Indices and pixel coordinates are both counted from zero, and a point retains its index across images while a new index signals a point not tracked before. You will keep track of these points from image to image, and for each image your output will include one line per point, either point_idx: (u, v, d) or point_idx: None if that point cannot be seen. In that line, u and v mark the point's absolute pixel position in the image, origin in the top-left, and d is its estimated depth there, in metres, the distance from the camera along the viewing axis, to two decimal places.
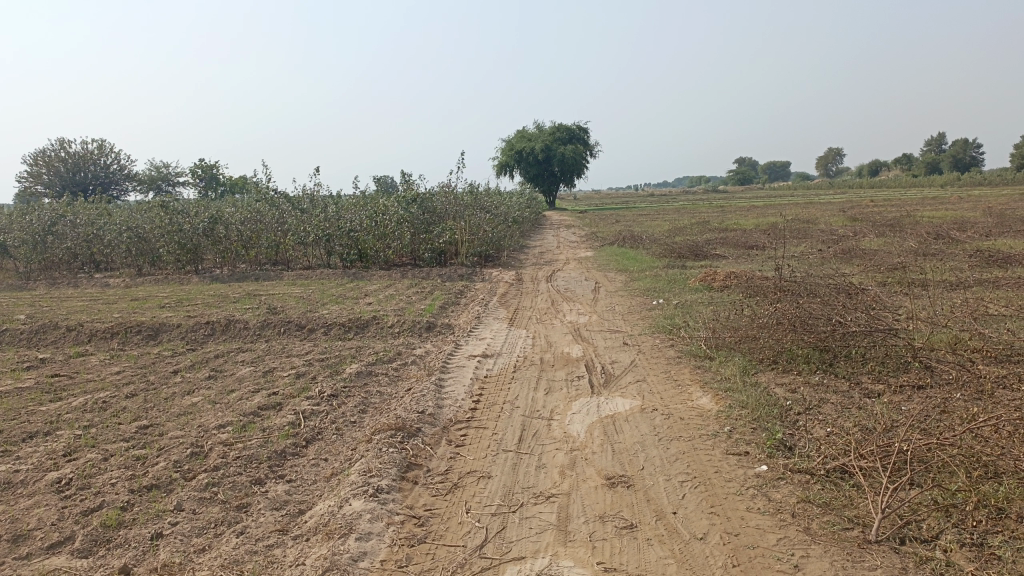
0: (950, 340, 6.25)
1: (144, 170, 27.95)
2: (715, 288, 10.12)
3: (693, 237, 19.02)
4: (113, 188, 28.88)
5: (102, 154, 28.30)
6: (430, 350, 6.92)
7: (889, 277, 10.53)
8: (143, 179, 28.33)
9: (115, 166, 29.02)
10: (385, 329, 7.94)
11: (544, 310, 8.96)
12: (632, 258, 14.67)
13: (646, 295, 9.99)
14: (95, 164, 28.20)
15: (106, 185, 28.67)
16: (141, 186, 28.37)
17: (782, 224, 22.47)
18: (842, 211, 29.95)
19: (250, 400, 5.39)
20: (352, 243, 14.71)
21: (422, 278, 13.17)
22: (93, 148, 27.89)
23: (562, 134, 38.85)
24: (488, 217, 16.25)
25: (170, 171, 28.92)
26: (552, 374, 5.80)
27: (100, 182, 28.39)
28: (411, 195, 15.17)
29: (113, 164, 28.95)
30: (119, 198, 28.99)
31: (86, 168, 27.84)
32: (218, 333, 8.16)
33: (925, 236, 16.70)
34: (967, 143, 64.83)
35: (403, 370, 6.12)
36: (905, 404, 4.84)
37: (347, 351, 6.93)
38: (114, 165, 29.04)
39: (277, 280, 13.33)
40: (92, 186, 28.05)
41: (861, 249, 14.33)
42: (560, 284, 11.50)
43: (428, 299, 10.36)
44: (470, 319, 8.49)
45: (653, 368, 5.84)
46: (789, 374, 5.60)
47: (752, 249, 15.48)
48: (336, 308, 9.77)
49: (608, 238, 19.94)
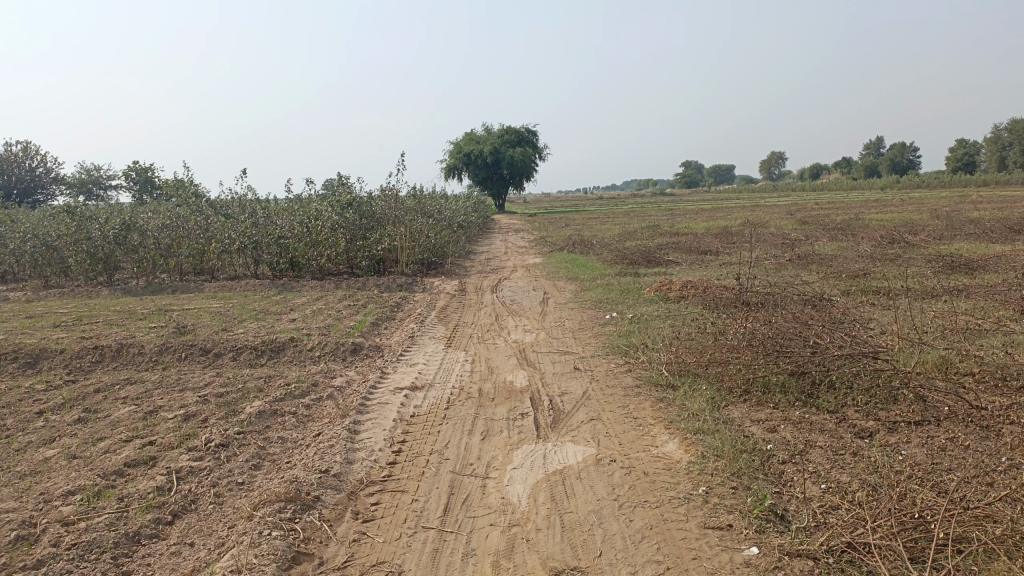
0: (938, 361, 5.57)
1: (73, 172, 26.19)
2: (671, 299, 9.38)
3: (644, 242, 18.37)
4: (39, 192, 27.03)
5: (27, 156, 26.48)
6: (351, 379, 5.96)
7: (853, 285, 9.94)
8: (71, 183, 26.55)
9: (41, 169, 27.13)
10: (303, 353, 6.94)
11: (487, 327, 8.08)
12: (583, 265, 13.91)
13: (599, 307, 9.19)
14: (20, 167, 26.35)
15: (31, 190, 26.82)
16: (69, 190, 26.58)
17: (733, 228, 22.01)
18: (790, 214, 29.85)
19: (119, 456, 4.37)
20: (282, 251, 13.61)
21: (357, 288, 12.19)
22: (17, 150, 26.06)
23: (512, 137, 38.12)
24: (430, 222, 15.32)
25: (101, 174, 27.20)
26: (491, 412, 4.91)
27: (24, 186, 26.50)
28: (346, 199, 14.14)
29: (39, 166, 27.12)
30: (45, 203, 27.08)
31: (10, 171, 25.96)
32: (107, 361, 7.06)
33: (879, 240, 16.33)
34: (905, 146, 66.22)
35: (316, 408, 5.17)
36: (905, 448, 4.09)
37: (254, 383, 5.94)
38: (41, 168, 27.15)
39: (196, 292, 12.17)
40: (15, 191, 26.18)
41: (818, 254, 13.84)
42: (506, 295, 10.63)
43: (360, 314, 9.37)
44: (404, 338, 7.56)
45: (609, 402, 4.99)
46: (765, 407, 4.82)
47: (706, 255, 14.88)
48: (255, 326, 8.72)
49: (558, 244, 19.14)
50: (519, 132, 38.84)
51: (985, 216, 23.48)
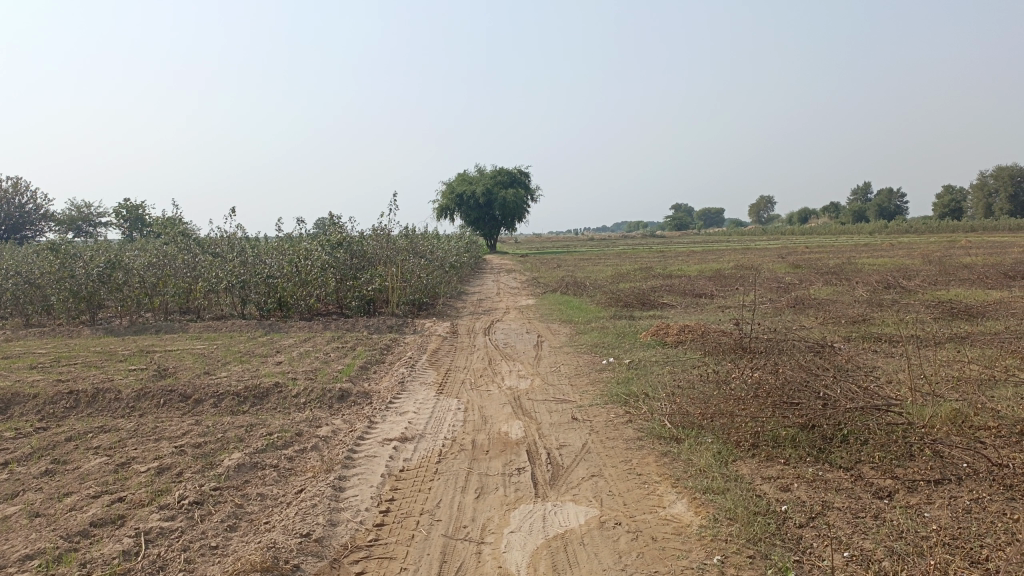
0: (952, 414, 5.33)
1: (63, 210, 25.94)
2: (669, 344, 9.16)
3: (638, 284, 18.22)
4: (27, 229, 26.74)
5: (16, 193, 26.25)
6: (338, 429, 5.67)
7: (853, 331, 9.75)
8: (60, 219, 26.30)
9: (31, 206, 26.88)
10: (288, 399, 6.65)
11: (480, 372, 7.82)
12: (576, 308, 13.71)
13: (595, 352, 8.95)
14: (10, 204, 26.09)
15: (19, 226, 26.53)
16: (58, 227, 26.30)
17: (726, 272, 21.91)
18: (781, 257, 29.86)
19: (84, 514, 4.06)
20: (270, 291, 13.34)
21: (346, 330, 11.92)
22: (7, 186, 25.83)
23: (504, 178, 38.24)
24: (421, 262, 15.11)
25: (91, 211, 26.99)
26: (486, 466, 4.63)
27: (12, 224, 26.23)
28: (336, 239, 13.93)
29: (28, 204, 26.86)
30: (33, 240, 26.76)
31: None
32: (82, 406, 6.74)
33: (874, 285, 16.22)
34: (892, 191, 66.96)
35: (299, 462, 4.88)
36: (928, 510, 3.84)
37: (234, 432, 5.64)
38: (30, 204, 26.89)
39: (181, 333, 11.87)
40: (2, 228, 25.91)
41: (814, 298, 13.68)
42: (499, 338, 10.38)
43: (349, 357, 9.09)
44: (393, 383, 7.28)
45: (610, 457, 4.72)
46: (775, 463, 4.56)
47: (701, 298, 14.72)
48: (239, 369, 8.42)
49: (550, 285, 18.96)
50: (511, 173, 38.96)
51: (976, 261, 23.49)
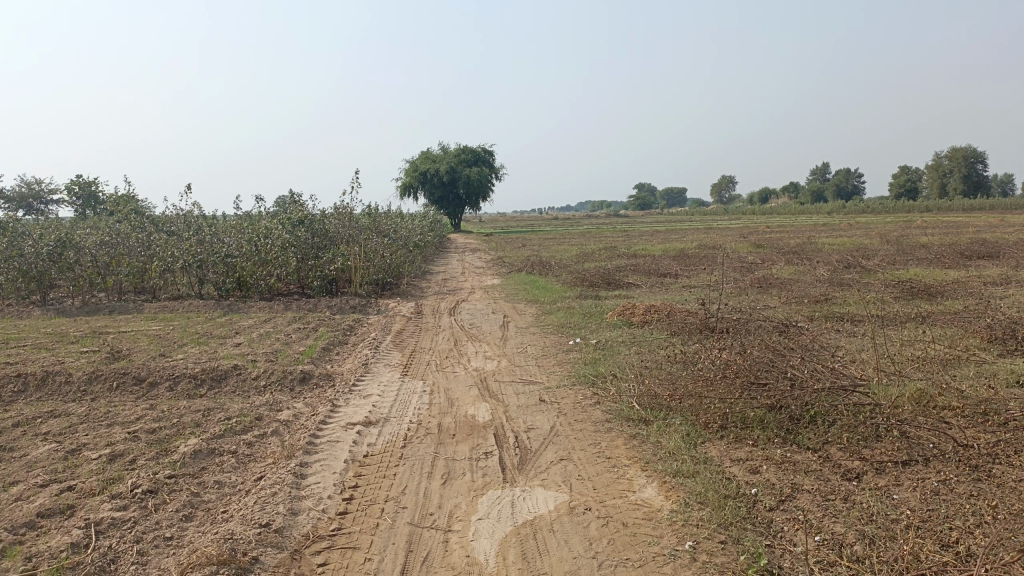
0: (915, 395, 5.37)
1: (12, 186, 25.01)
2: (635, 324, 9.13)
3: (603, 264, 18.21)
4: None
5: None
6: (299, 413, 5.51)
7: (816, 311, 9.84)
8: (9, 196, 25.37)
9: None
10: (248, 382, 6.46)
11: (446, 353, 7.70)
12: (542, 287, 13.63)
13: (561, 332, 8.88)
14: None
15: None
16: (7, 204, 25.39)
17: (690, 251, 22.05)
18: (743, 237, 30.12)
19: (30, 504, 3.86)
20: (229, 270, 13.01)
21: (308, 310, 11.69)
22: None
23: (468, 156, 37.92)
24: (385, 242, 14.89)
25: (42, 187, 26.10)
26: (452, 451, 4.52)
27: None
28: (298, 217, 13.63)
29: None
30: None
31: None
32: (30, 390, 6.46)
33: (835, 264, 16.44)
34: (851, 173, 68.07)
35: (259, 448, 4.72)
36: (897, 492, 3.84)
37: (191, 417, 5.45)
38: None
39: (135, 313, 11.53)
40: None
41: (776, 278, 13.80)
42: (465, 319, 10.26)
43: (311, 339, 8.89)
44: (357, 365, 7.12)
45: (578, 440, 4.65)
46: (744, 444, 4.54)
47: (665, 278, 14.75)
48: (196, 352, 8.18)
49: (515, 265, 18.85)
50: (475, 152, 38.63)
51: (931, 241, 23.96)
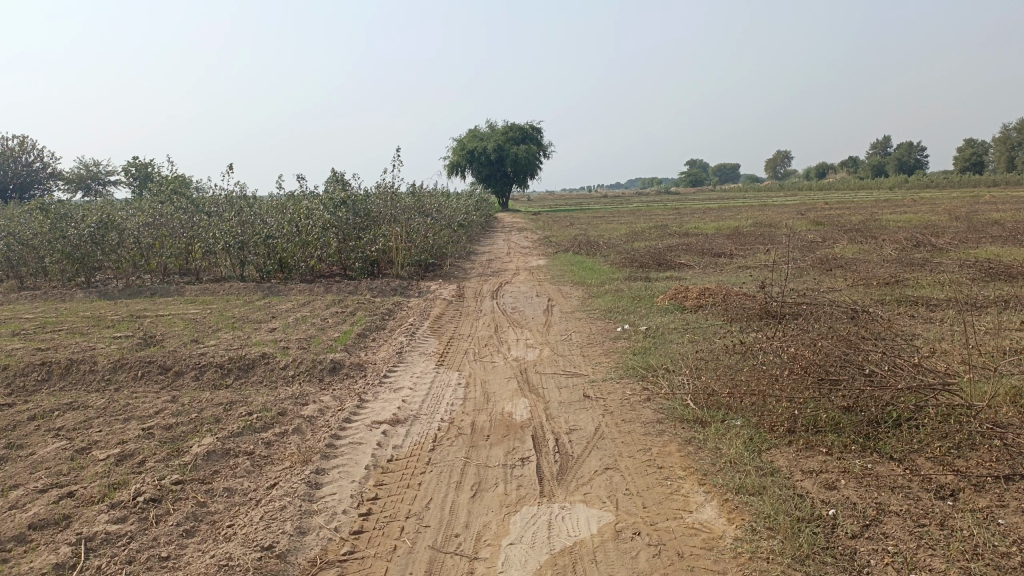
0: (1011, 392, 4.71)
1: (71, 167, 25.41)
2: (688, 309, 8.55)
3: (654, 243, 17.51)
4: (36, 187, 26.24)
5: (23, 150, 25.72)
6: (324, 408, 5.14)
7: (886, 294, 9.08)
8: (69, 178, 25.79)
9: (39, 164, 26.34)
10: (275, 372, 6.12)
11: (485, 340, 7.26)
12: (589, 269, 13.07)
13: (608, 317, 8.37)
14: (17, 162, 25.58)
15: (28, 185, 26.02)
16: (67, 186, 25.84)
17: (745, 229, 21.17)
18: (801, 214, 28.95)
19: (24, 514, 3.54)
20: (269, 252, 12.79)
21: (348, 292, 11.39)
22: (14, 145, 25.33)
23: (515, 134, 37.30)
24: (428, 222, 14.50)
25: (100, 168, 26.48)
26: (486, 455, 4.08)
27: (21, 182, 25.72)
28: (338, 197, 13.30)
29: (36, 162, 26.35)
30: (42, 198, 26.28)
31: (6, 165, 25.17)
32: (55, 379, 6.24)
33: (903, 243, 15.45)
34: (913, 147, 65.31)
35: (277, 449, 4.35)
36: (1003, 515, 3.25)
37: (210, 411, 5.12)
38: (37, 163, 26.33)
39: (176, 296, 11.38)
40: (11, 186, 25.45)
41: (840, 258, 12.98)
42: (508, 302, 9.80)
43: (347, 323, 8.55)
44: (391, 354, 6.73)
45: (626, 445, 4.17)
46: (816, 453, 4.01)
47: (720, 258, 14.03)
48: (229, 337, 7.90)
49: (562, 244, 18.27)
50: (523, 130, 37.98)
51: (1006, 217, 22.58)
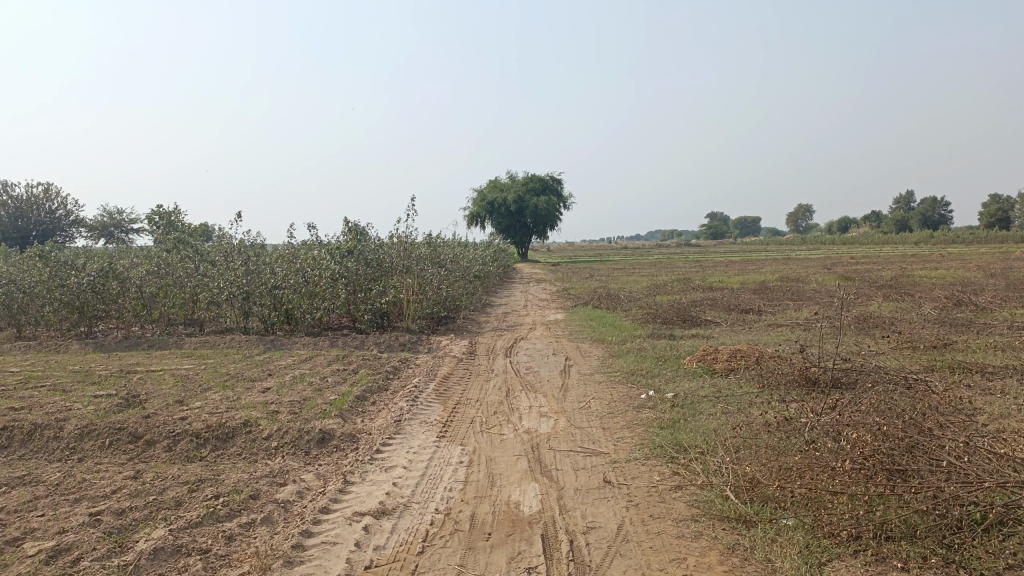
0: None
1: (94, 215, 25.28)
2: (718, 373, 7.83)
3: (677, 298, 16.80)
4: (59, 234, 26.05)
5: (48, 197, 25.68)
6: (304, 490, 4.46)
7: (936, 360, 8.31)
8: (91, 226, 25.66)
9: (62, 212, 26.21)
10: (257, 443, 5.46)
11: (495, 406, 6.58)
12: (610, 324, 12.39)
13: (631, 381, 7.66)
14: (40, 209, 25.45)
15: (50, 232, 25.80)
16: (89, 234, 25.68)
17: (771, 284, 20.45)
18: (827, 269, 28.13)
19: None
20: (275, 303, 12.25)
21: (353, 347, 10.79)
22: (38, 191, 25.29)
23: (535, 185, 37.05)
24: (441, 274, 13.94)
25: (123, 216, 26.41)
26: (485, 562, 3.37)
27: (43, 228, 25.55)
28: (347, 247, 12.80)
29: (59, 209, 26.23)
30: (64, 245, 26.04)
31: (30, 213, 25.05)
32: (14, 448, 5.61)
33: (943, 301, 14.61)
34: (937, 201, 64.51)
35: (238, 546, 3.66)
36: None
37: (173, 492, 4.45)
38: (60, 211, 26.22)
39: (174, 349, 10.84)
40: (33, 233, 25.25)
41: (877, 317, 12.20)
42: (522, 362, 9.12)
43: (347, 383, 7.89)
44: (389, 422, 6.05)
45: (656, 552, 3.45)
46: (890, 570, 3.27)
47: (747, 315, 13.31)
48: (217, 398, 7.25)
49: (581, 298, 17.63)
50: (543, 180, 37.66)
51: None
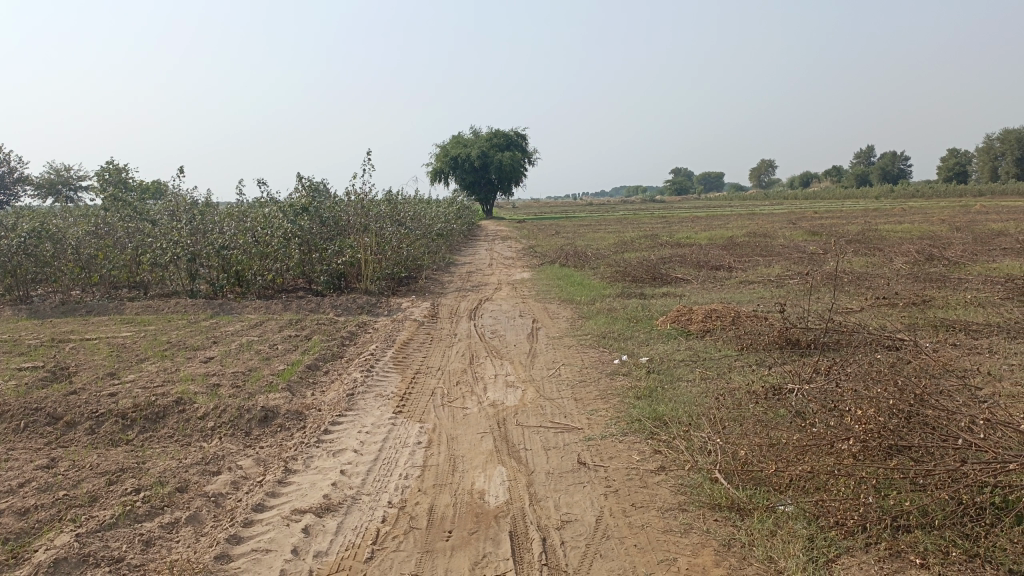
0: None
1: (40, 173, 23.96)
2: (693, 335, 7.41)
3: (644, 254, 16.37)
4: (2, 193, 24.62)
5: None
6: (239, 480, 3.92)
7: (917, 318, 7.99)
8: (38, 184, 24.30)
9: (5, 169, 24.77)
10: (191, 424, 4.89)
11: (458, 376, 6.07)
12: (578, 283, 11.93)
13: (603, 345, 7.20)
14: None
15: None
16: (37, 192, 24.35)
17: (739, 239, 20.17)
18: (792, 224, 27.97)
19: None
20: (225, 265, 11.53)
21: (309, 311, 10.17)
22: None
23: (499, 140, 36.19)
24: (401, 233, 13.29)
25: (70, 173, 25.09)
26: (443, 569, 2.89)
27: None
28: (300, 204, 12.06)
29: (2, 166, 24.75)
30: (8, 205, 24.66)
31: None
32: None
33: (913, 256, 14.39)
34: (897, 155, 64.95)
35: (155, 555, 3.12)
36: None
37: (88, 486, 3.89)
38: (2, 167, 24.72)
39: (114, 315, 10.11)
40: None
41: (850, 273, 11.90)
42: (487, 325, 8.61)
43: (298, 352, 7.31)
44: (340, 396, 5.51)
45: (642, 553, 3.01)
46: (908, 568, 2.86)
47: (718, 272, 12.93)
48: (153, 370, 6.63)
49: (548, 255, 17.13)
50: (507, 136, 36.80)
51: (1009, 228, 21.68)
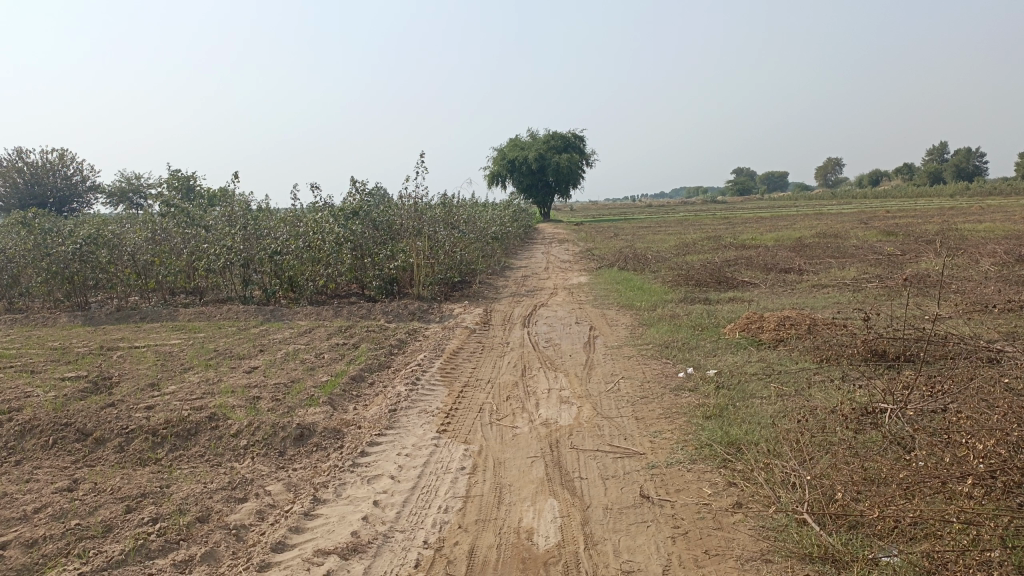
0: None
1: (112, 180, 24.53)
2: (765, 345, 6.80)
3: (707, 257, 15.65)
4: (76, 201, 25.30)
5: (64, 163, 24.85)
6: (264, 510, 3.57)
7: (1017, 326, 7.20)
8: (110, 192, 24.88)
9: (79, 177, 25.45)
10: (223, 443, 4.57)
11: (508, 390, 5.63)
12: (638, 288, 11.38)
13: (665, 356, 6.66)
14: (57, 175, 24.70)
15: (67, 199, 25.04)
16: (108, 200, 24.95)
17: (808, 240, 19.26)
18: (863, 223, 26.68)
19: None
20: (277, 270, 11.38)
21: (359, 317, 9.91)
22: (53, 157, 24.45)
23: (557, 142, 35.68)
24: (454, 236, 12.94)
25: (140, 181, 25.59)
26: None
27: (61, 196, 24.83)
28: (351, 209, 11.84)
29: (76, 175, 25.42)
30: (82, 213, 25.34)
31: (47, 180, 24.31)
32: None
33: (1001, 257, 13.34)
34: (973, 151, 61.92)
35: None
36: None
37: (104, 513, 3.58)
38: (77, 177, 25.39)
39: (165, 322, 10.03)
40: (51, 200, 24.52)
41: (933, 276, 11.02)
42: (542, 333, 8.15)
43: (343, 362, 6.98)
44: (382, 412, 5.13)
45: None
46: None
47: (787, 275, 12.19)
48: (195, 381, 6.40)
49: (607, 258, 16.59)
50: (565, 138, 36.26)
51: None
